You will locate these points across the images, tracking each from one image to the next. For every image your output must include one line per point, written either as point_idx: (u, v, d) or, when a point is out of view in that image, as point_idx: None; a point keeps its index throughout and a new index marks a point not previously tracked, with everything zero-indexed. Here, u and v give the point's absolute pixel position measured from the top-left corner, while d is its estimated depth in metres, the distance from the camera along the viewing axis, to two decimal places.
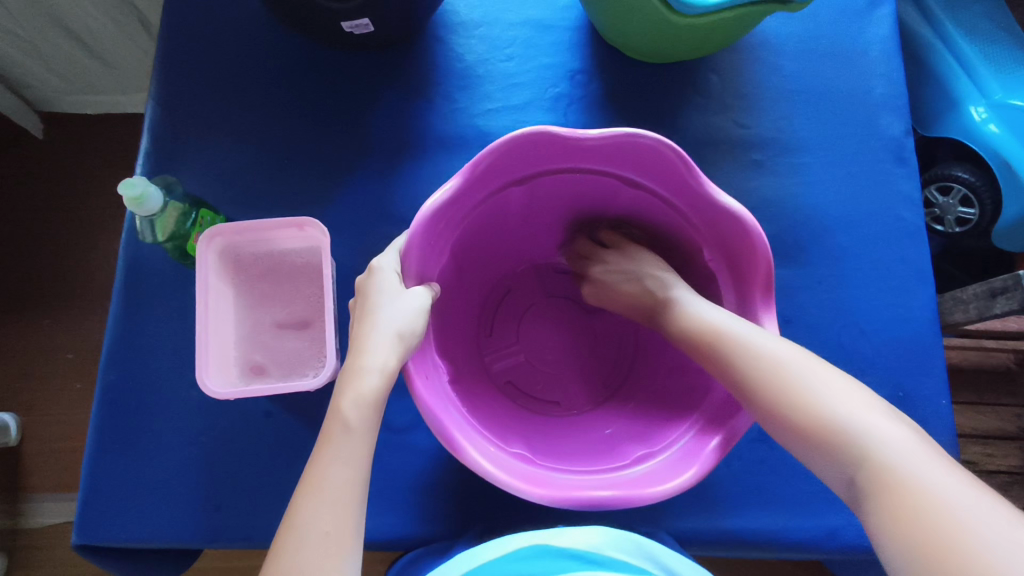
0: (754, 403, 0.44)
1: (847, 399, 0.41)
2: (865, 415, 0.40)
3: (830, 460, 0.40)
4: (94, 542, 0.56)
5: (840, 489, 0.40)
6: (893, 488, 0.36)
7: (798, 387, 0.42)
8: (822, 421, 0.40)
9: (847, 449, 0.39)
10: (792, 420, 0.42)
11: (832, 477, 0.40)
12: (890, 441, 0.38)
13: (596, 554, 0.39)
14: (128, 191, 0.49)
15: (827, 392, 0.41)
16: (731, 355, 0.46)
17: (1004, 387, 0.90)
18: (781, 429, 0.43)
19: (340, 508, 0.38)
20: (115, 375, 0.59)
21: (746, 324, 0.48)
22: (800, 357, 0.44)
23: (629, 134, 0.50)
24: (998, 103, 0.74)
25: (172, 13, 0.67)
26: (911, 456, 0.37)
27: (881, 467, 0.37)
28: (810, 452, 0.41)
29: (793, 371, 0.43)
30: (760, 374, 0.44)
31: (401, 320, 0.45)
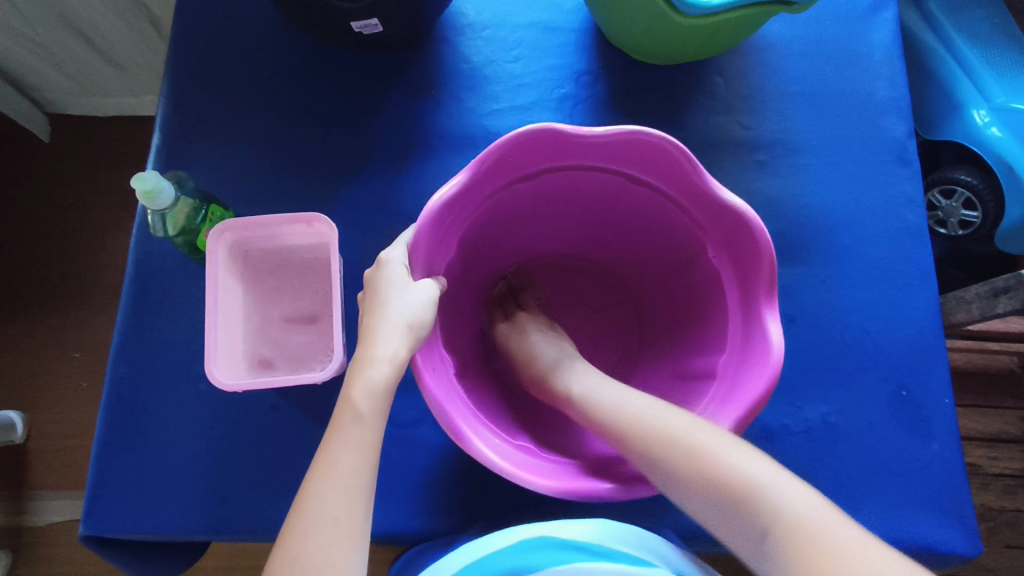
0: (657, 472, 0.45)
1: (749, 463, 0.42)
2: (769, 477, 0.42)
3: (740, 527, 0.41)
4: (102, 533, 0.56)
5: (747, 552, 0.41)
6: (807, 549, 0.38)
7: (703, 455, 0.43)
8: (731, 487, 0.42)
9: (756, 512, 0.40)
10: (703, 488, 0.43)
11: (739, 539, 0.42)
12: (797, 503, 0.40)
13: (599, 546, 0.39)
14: (140, 185, 0.50)
15: (733, 459, 0.43)
16: (636, 426, 0.47)
17: (1008, 390, 0.91)
18: (687, 497, 0.44)
19: (350, 494, 0.39)
20: (125, 367, 0.60)
21: (648, 402, 0.48)
22: (703, 428, 0.45)
23: (633, 132, 0.50)
24: (1000, 107, 0.75)
25: (184, 12, 0.68)
26: (820, 518, 0.39)
27: (793, 528, 0.39)
28: (717, 517, 0.42)
29: (698, 438, 0.44)
30: (667, 446, 0.44)
31: (411, 311, 0.45)
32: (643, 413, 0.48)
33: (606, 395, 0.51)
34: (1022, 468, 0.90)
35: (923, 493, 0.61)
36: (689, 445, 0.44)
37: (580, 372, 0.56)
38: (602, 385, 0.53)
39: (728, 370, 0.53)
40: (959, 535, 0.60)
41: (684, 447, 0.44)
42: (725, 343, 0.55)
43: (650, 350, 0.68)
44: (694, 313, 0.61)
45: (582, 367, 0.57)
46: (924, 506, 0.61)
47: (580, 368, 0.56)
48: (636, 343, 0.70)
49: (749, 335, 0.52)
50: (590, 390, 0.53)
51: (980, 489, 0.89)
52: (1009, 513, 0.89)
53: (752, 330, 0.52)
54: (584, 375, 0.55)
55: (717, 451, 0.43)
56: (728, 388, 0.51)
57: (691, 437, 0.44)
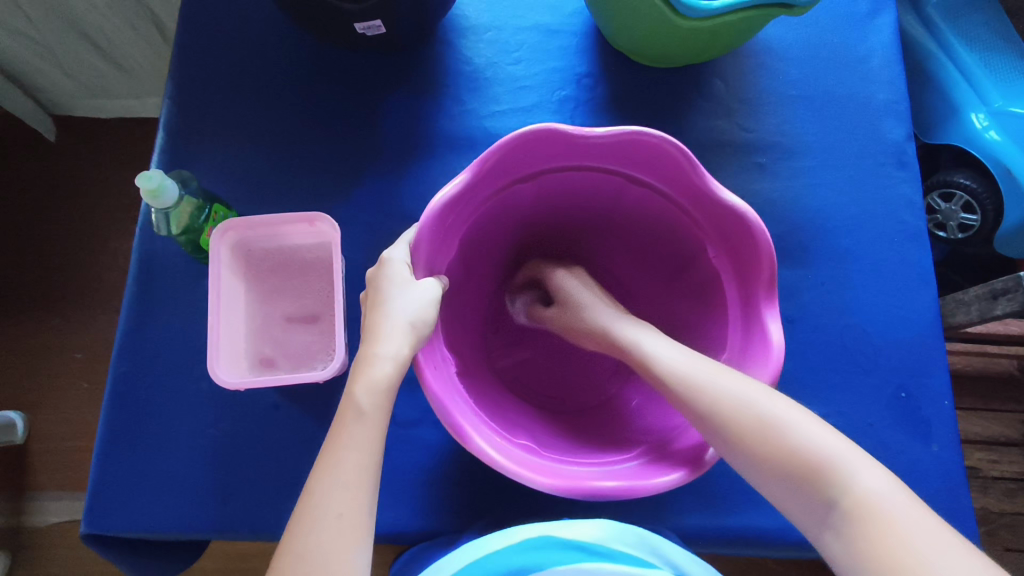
0: (722, 439, 0.44)
1: (821, 437, 0.42)
2: (843, 453, 0.41)
3: (802, 497, 0.41)
4: (103, 530, 0.57)
5: (806, 521, 0.41)
6: (879, 528, 0.37)
7: (770, 426, 0.43)
8: (800, 459, 0.41)
9: (826, 486, 0.40)
10: (766, 458, 0.42)
11: (804, 513, 0.41)
12: (867, 481, 0.39)
13: (602, 547, 0.39)
14: (146, 183, 0.51)
15: (802, 430, 0.42)
16: (698, 393, 0.46)
17: (1007, 394, 0.91)
18: (749, 466, 0.43)
19: (352, 491, 0.39)
20: (127, 366, 0.60)
21: (714, 367, 0.47)
22: (770, 398, 0.44)
23: (634, 132, 0.51)
24: (998, 111, 0.75)
25: (188, 14, 0.68)
26: (890, 496, 0.38)
27: (865, 505, 0.38)
28: (783, 489, 0.42)
29: (767, 409, 0.43)
30: (732, 414, 0.44)
31: (413, 310, 0.45)
32: (705, 377, 0.47)
33: (668, 357, 0.50)
34: (1021, 471, 0.90)
35: (922, 494, 0.61)
36: (760, 415, 0.43)
37: (639, 335, 0.53)
38: (660, 345, 0.51)
39: (728, 370, 0.53)
40: (958, 537, 0.60)
41: (750, 418, 0.43)
42: (725, 343, 0.55)
43: None
44: (694, 313, 0.62)
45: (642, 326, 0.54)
46: None
47: (643, 327, 0.54)
48: None
49: (749, 335, 0.52)
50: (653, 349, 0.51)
51: (980, 492, 0.90)
52: (1008, 516, 0.89)
53: (752, 330, 0.52)
54: (644, 333, 0.53)
55: (791, 422, 0.42)
56: None
57: (758, 408, 0.43)
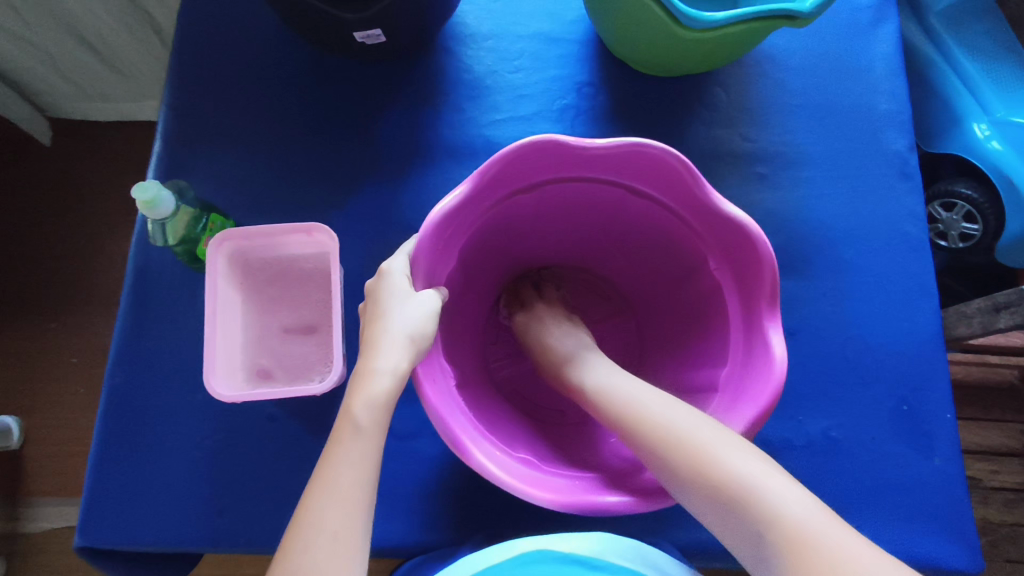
0: (663, 470, 0.44)
1: (758, 470, 0.42)
2: (770, 483, 0.41)
3: (739, 530, 0.41)
4: (98, 543, 0.56)
5: (745, 554, 0.41)
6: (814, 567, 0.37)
7: (709, 458, 0.43)
8: (738, 491, 0.41)
9: (762, 522, 0.40)
10: (705, 490, 0.42)
11: (735, 540, 0.42)
12: (800, 514, 0.40)
13: (598, 560, 0.39)
14: (141, 195, 0.50)
15: (739, 462, 0.42)
16: (642, 424, 0.47)
17: (1008, 404, 0.90)
18: (689, 497, 0.43)
19: (350, 508, 0.39)
20: (122, 377, 0.59)
21: (657, 399, 0.48)
22: (709, 430, 0.44)
23: (635, 144, 0.50)
24: (1000, 121, 0.75)
25: (187, 21, 0.68)
26: (822, 531, 0.39)
27: (789, 534, 0.39)
28: (714, 517, 0.42)
29: (705, 440, 0.43)
30: (671, 445, 0.44)
31: (413, 322, 0.45)
32: (648, 408, 0.47)
33: (616, 387, 0.51)
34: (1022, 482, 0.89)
35: (924, 509, 0.61)
36: (694, 443, 0.43)
37: (595, 364, 0.55)
38: (615, 376, 0.53)
39: (730, 384, 0.53)
40: (960, 551, 0.60)
41: (684, 448, 0.44)
42: (727, 356, 0.55)
43: (651, 362, 0.68)
44: (695, 325, 0.61)
45: (596, 356, 0.57)
46: (926, 522, 0.61)
47: (597, 360, 0.56)
48: (638, 353, 0.70)
49: (751, 349, 0.52)
50: (602, 382, 0.53)
51: (980, 503, 0.89)
52: (1009, 527, 0.89)
53: (754, 345, 0.51)
54: (598, 367, 0.55)
55: (724, 451, 0.43)
56: (729, 403, 0.51)
57: (696, 441, 0.44)
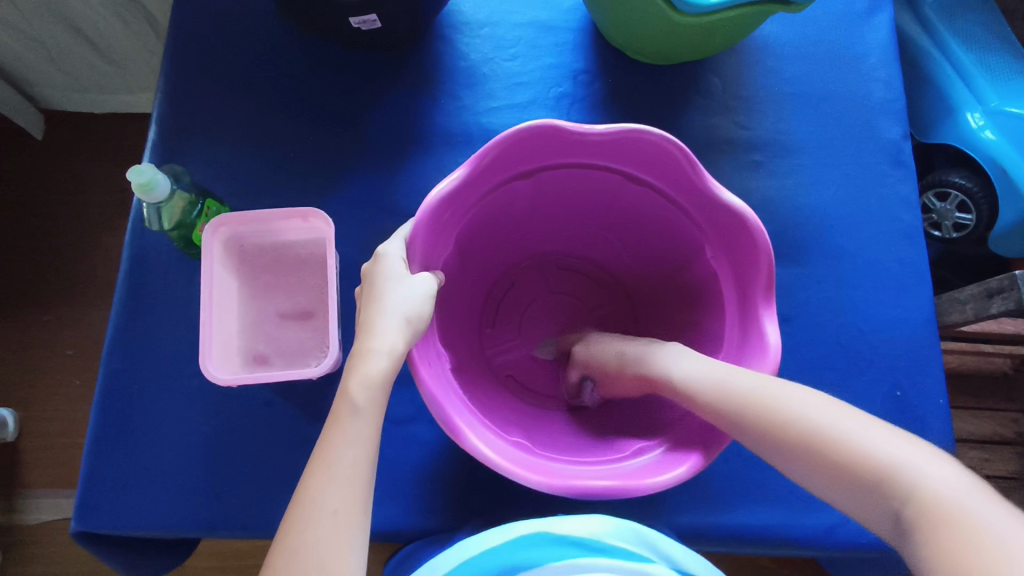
0: (761, 442, 0.41)
1: (882, 437, 0.37)
2: (907, 450, 0.36)
3: (869, 503, 0.36)
4: (93, 529, 0.56)
5: (881, 530, 0.36)
6: (951, 534, 0.32)
7: (814, 426, 0.39)
8: (857, 461, 0.37)
9: (889, 490, 0.35)
10: (816, 462, 0.38)
11: (869, 517, 0.37)
12: (938, 479, 0.34)
13: (597, 541, 0.38)
14: (137, 177, 0.50)
15: (854, 428, 0.38)
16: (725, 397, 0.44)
17: (1001, 392, 0.92)
18: (799, 470, 0.40)
19: (348, 486, 0.39)
20: (119, 362, 0.59)
21: (744, 372, 0.45)
22: (815, 400, 0.40)
23: (633, 130, 0.51)
24: (994, 110, 0.75)
25: (182, 8, 0.68)
26: (968, 496, 0.33)
27: (921, 501, 0.34)
28: (844, 495, 0.38)
29: (808, 407, 0.40)
30: (764, 415, 0.41)
31: (410, 304, 0.45)
32: (735, 381, 0.44)
33: (694, 368, 0.48)
34: (1016, 470, 0.90)
35: None
36: (796, 413, 0.40)
37: (671, 352, 0.51)
38: (699, 361, 0.48)
39: None
40: None
41: (781, 421, 0.40)
42: (723, 342, 0.55)
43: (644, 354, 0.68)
44: (691, 313, 0.61)
45: (672, 347, 0.52)
46: None
47: (670, 347, 0.52)
48: (632, 343, 0.71)
49: (746, 336, 0.52)
50: (683, 366, 0.49)
51: None
52: None
53: (749, 332, 0.51)
54: (678, 356, 0.50)
55: (840, 419, 0.39)
56: None
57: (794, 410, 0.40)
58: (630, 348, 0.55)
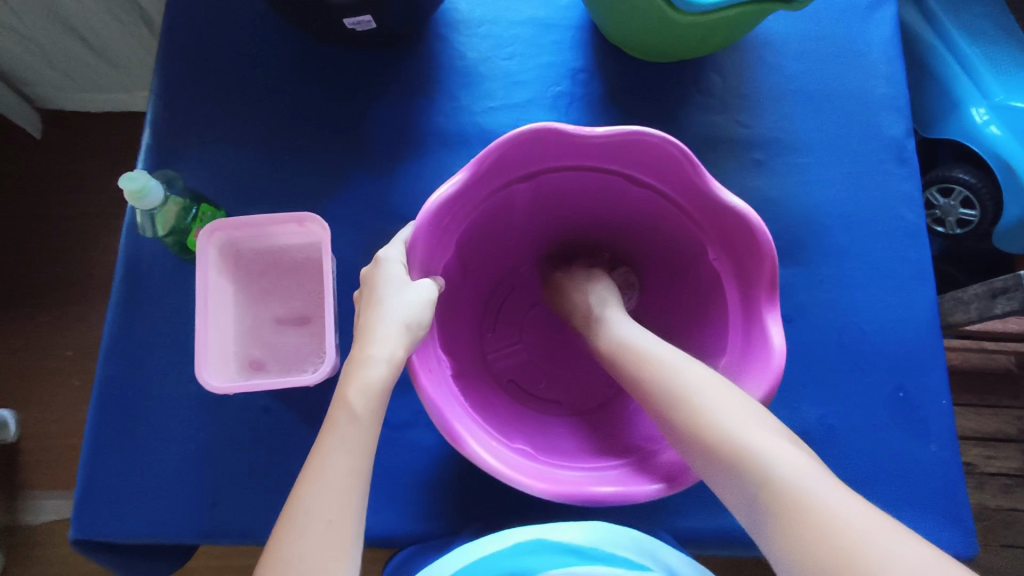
0: (666, 421, 0.45)
1: (752, 425, 0.41)
2: (765, 438, 0.40)
3: (734, 485, 0.40)
4: (92, 535, 0.56)
5: (741, 510, 0.40)
6: (793, 509, 0.36)
7: (704, 409, 0.43)
8: (728, 443, 0.41)
9: (745, 472, 0.39)
10: (701, 443, 0.42)
11: (734, 497, 0.40)
12: (789, 464, 0.38)
13: (593, 550, 0.38)
14: (129, 184, 0.49)
15: (730, 414, 0.42)
16: (648, 371, 0.48)
17: (1005, 390, 0.91)
18: (688, 451, 0.43)
19: (345, 496, 0.38)
20: (115, 369, 0.59)
21: (674, 351, 0.49)
22: (714, 384, 0.45)
23: (635, 133, 0.50)
24: (998, 105, 0.74)
25: (175, 9, 0.67)
26: (809, 478, 0.37)
27: (780, 488, 0.37)
28: (717, 477, 0.41)
29: (703, 390, 0.44)
30: (671, 396, 0.45)
31: (408, 311, 0.45)
32: (662, 357, 0.48)
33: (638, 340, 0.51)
34: (1019, 467, 0.89)
35: (921, 495, 0.61)
36: (693, 400, 0.44)
37: (619, 322, 0.55)
38: (637, 332, 0.52)
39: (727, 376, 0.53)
40: (956, 537, 0.60)
41: (682, 401, 0.44)
42: (726, 346, 0.54)
43: None
44: (695, 318, 0.61)
45: (619, 316, 0.56)
46: (922, 507, 0.61)
47: (620, 317, 0.56)
48: None
49: (749, 340, 0.51)
50: (627, 337, 0.52)
51: (976, 488, 0.89)
52: (1005, 512, 0.89)
53: (752, 335, 0.51)
54: (630, 328, 0.54)
55: (727, 413, 0.42)
56: None
57: (691, 391, 0.44)
58: (592, 298, 0.59)
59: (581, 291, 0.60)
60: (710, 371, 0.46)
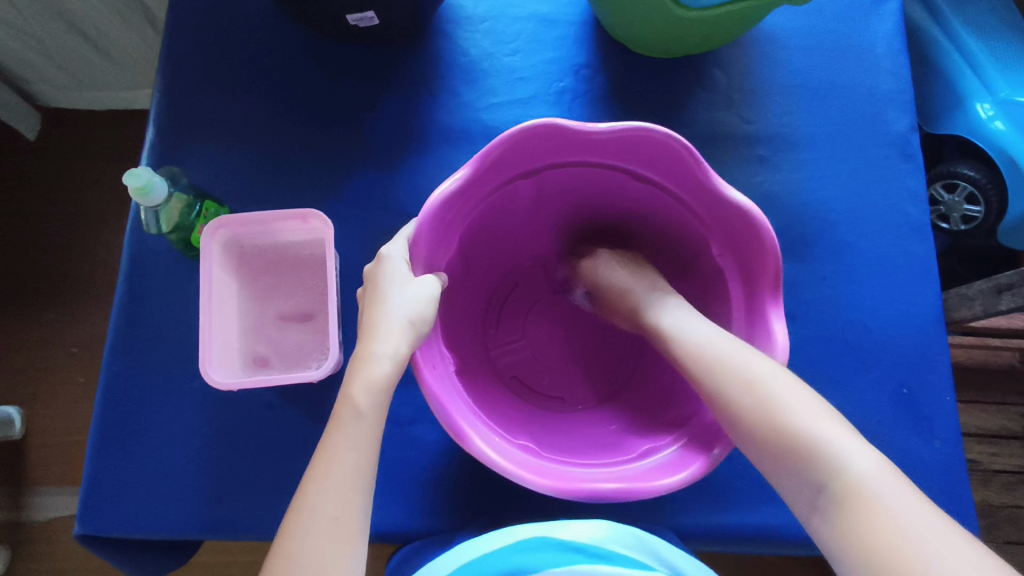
0: (727, 409, 0.45)
1: (821, 422, 0.42)
2: (838, 434, 0.41)
3: (798, 479, 0.41)
4: (97, 531, 0.56)
5: (800, 501, 0.42)
6: (862, 512, 0.38)
7: (772, 402, 0.43)
8: (799, 440, 0.41)
9: (816, 469, 0.40)
10: (770, 436, 0.42)
11: (796, 489, 0.42)
12: (862, 465, 0.39)
13: (598, 548, 0.38)
14: (133, 181, 0.50)
15: (801, 409, 0.42)
16: (709, 359, 0.47)
17: (1009, 386, 0.91)
18: (750, 441, 0.44)
19: (350, 492, 0.38)
20: (119, 365, 0.59)
21: (729, 337, 0.48)
22: (781, 374, 0.44)
23: (640, 129, 0.50)
24: (1004, 100, 0.74)
25: (177, 7, 0.67)
26: (881, 480, 0.39)
27: (850, 490, 0.39)
28: (779, 468, 0.43)
29: (770, 380, 0.44)
30: (737, 387, 0.45)
31: (412, 308, 0.45)
32: (722, 345, 0.47)
33: (693, 326, 0.51)
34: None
35: (925, 492, 0.61)
36: (762, 392, 0.43)
37: (671, 308, 0.54)
38: (691, 318, 0.52)
39: None
40: None
41: (750, 392, 0.44)
42: None
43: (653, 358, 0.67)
44: (698, 314, 0.61)
45: (672, 299, 0.55)
46: (926, 503, 0.60)
47: (670, 301, 0.55)
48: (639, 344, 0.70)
49: (752, 337, 0.51)
50: (680, 324, 0.52)
51: (980, 485, 0.89)
52: (1009, 509, 0.88)
53: (756, 331, 0.51)
54: (683, 313, 0.53)
55: (793, 404, 0.43)
56: None
57: (758, 382, 0.44)
58: (649, 284, 0.58)
59: (629, 277, 0.60)
60: (772, 359, 0.46)
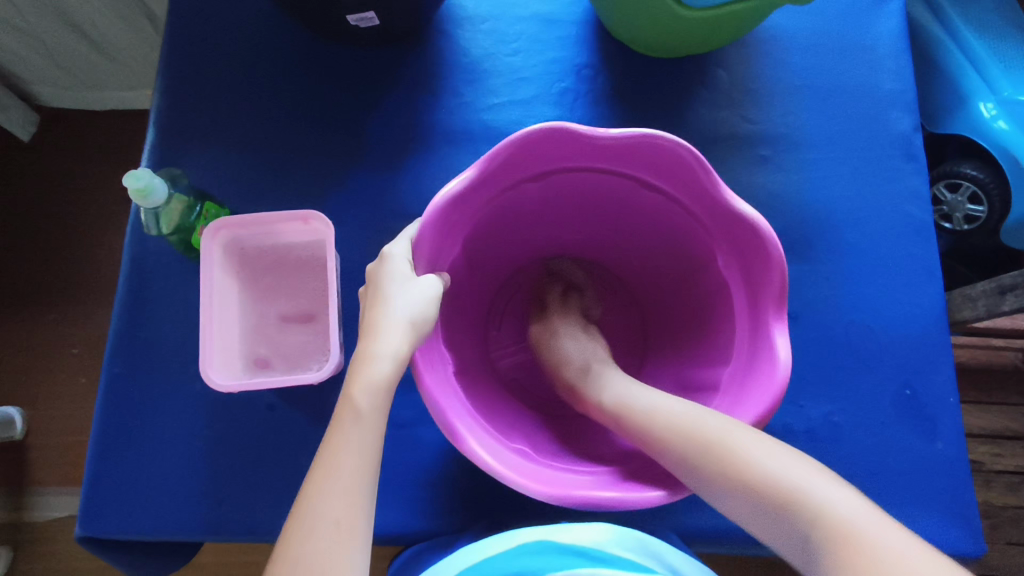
0: (689, 469, 0.45)
1: (792, 465, 0.42)
2: (810, 477, 0.41)
3: (784, 530, 0.40)
4: (97, 533, 0.56)
5: (793, 556, 0.40)
6: (854, 551, 0.37)
7: (738, 451, 0.43)
8: (775, 486, 0.41)
9: (799, 515, 0.39)
10: (744, 489, 0.42)
11: (785, 543, 0.40)
12: (842, 504, 0.39)
13: (599, 551, 0.38)
14: (134, 183, 0.50)
15: (769, 457, 0.42)
16: (666, 422, 0.47)
17: (1012, 387, 0.90)
18: (724, 498, 0.43)
19: (351, 494, 0.38)
20: (120, 367, 0.59)
21: (679, 402, 0.49)
22: (738, 427, 0.45)
23: (646, 134, 0.50)
24: (1007, 100, 0.73)
25: (177, 7, 0.67)
26: (862, 516, 0.38)
27: (837, 529, 0.38)
28: (761, 522, 0.42)
29: (729, 432, 0.44)
30: (700, 441, 0.45)
31: (413, 307, 0.44)
32: (676, 409, 0.48)
33: (640, 396, 0.52)
34: None
35: (928, 494, 0.60)
36: (727, 442, 0.44)
37: (613, 380, 0.56)
38: (634, 389, 0.53)
39: (734, 381, 0.52)
40: (963, 535, 0.60)
41: (715, 444, 0.44)
42: (732, 350, 0.54)
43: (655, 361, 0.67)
44: (701, 318, 0.61)
45: (611, 375, 0.57)
46: (929, 505, 0.60)
47: (609, 375, 0.57)
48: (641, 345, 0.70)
49: (756, 344, 0.51)
50: (622, 395, 0.53)
51: (983, 485, 0.88)
52: (1012, 510, 0.88)
53: (759, 339, 0.51)
54: (624, 386, 0.54)
55: (760, 452, 0.43)
56: (736, 398, 0.50)
57: (721, 435, 0.44)
58: (595, 362, 0.59)
59: (577, 352, 0.61)
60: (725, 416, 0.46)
